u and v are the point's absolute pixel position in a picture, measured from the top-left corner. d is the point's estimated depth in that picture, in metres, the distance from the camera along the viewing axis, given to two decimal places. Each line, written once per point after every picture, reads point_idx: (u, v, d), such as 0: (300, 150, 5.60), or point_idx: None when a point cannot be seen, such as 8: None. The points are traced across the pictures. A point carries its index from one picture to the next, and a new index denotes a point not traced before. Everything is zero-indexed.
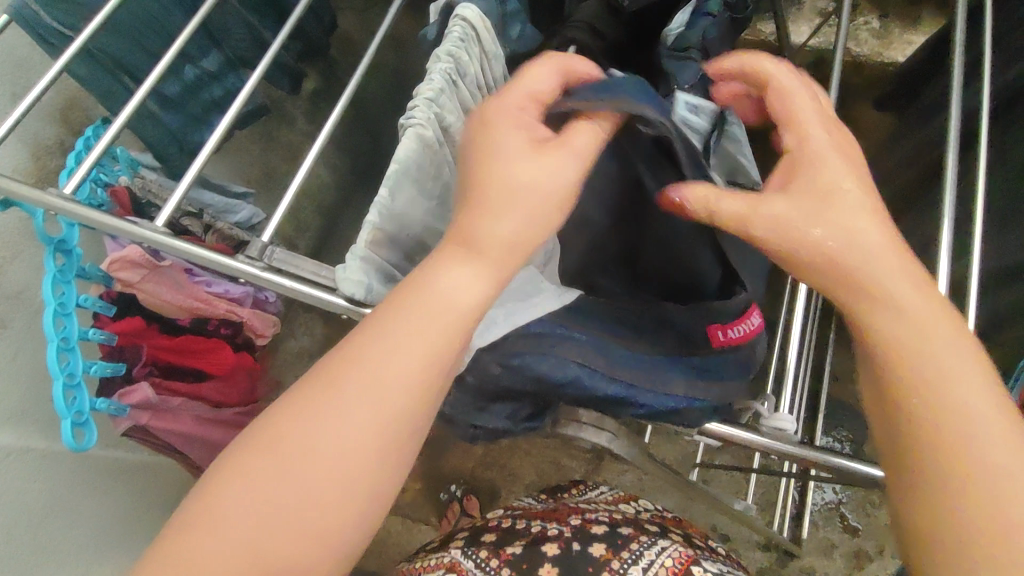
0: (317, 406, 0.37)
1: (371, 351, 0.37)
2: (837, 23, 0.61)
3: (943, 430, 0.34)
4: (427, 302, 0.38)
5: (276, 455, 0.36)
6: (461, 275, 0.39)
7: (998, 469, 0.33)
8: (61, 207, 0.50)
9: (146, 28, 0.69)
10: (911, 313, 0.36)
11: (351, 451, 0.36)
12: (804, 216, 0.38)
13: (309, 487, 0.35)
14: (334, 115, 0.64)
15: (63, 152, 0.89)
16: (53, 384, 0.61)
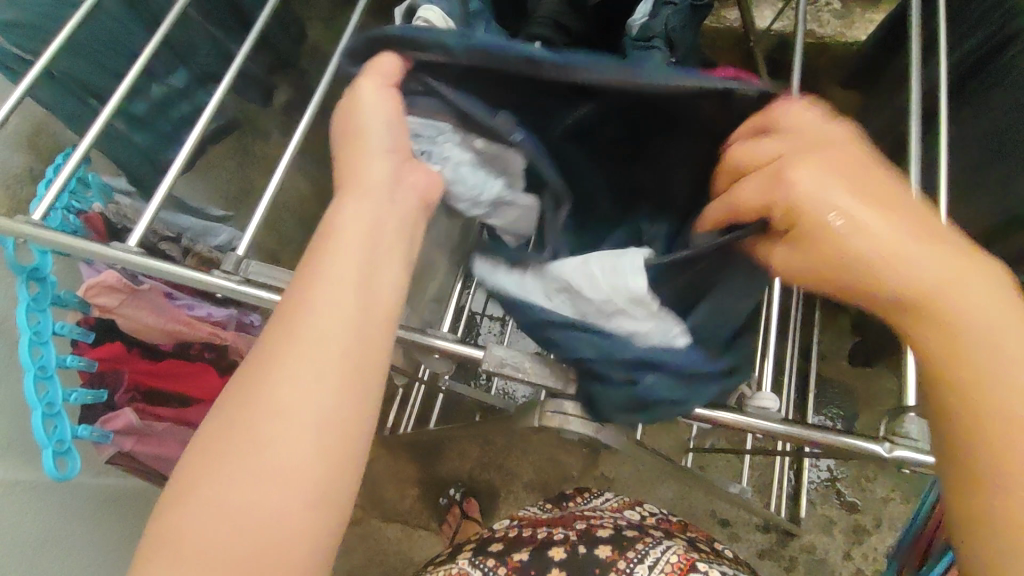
0: (257, 376, 0.40)
1: (292, 321, 0.41)
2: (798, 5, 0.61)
3: (960, 335, 0.37)
4: (342, 250, 0.43)
5: (237, 413, 0.39)
6: (353, 216, 0.44)
7: (985, 338, 0.37)
8: (30, 234, 0.50)
9: (107, 48, 0.68)
10: (910, 251, 0.37)
11: (291, 406, 0.39)
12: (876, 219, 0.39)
13: (262, 459, 0.38)
14: (304, 127, 0.65)
15: (33, 179, 0.87)
16: (32, 414, 0.60)
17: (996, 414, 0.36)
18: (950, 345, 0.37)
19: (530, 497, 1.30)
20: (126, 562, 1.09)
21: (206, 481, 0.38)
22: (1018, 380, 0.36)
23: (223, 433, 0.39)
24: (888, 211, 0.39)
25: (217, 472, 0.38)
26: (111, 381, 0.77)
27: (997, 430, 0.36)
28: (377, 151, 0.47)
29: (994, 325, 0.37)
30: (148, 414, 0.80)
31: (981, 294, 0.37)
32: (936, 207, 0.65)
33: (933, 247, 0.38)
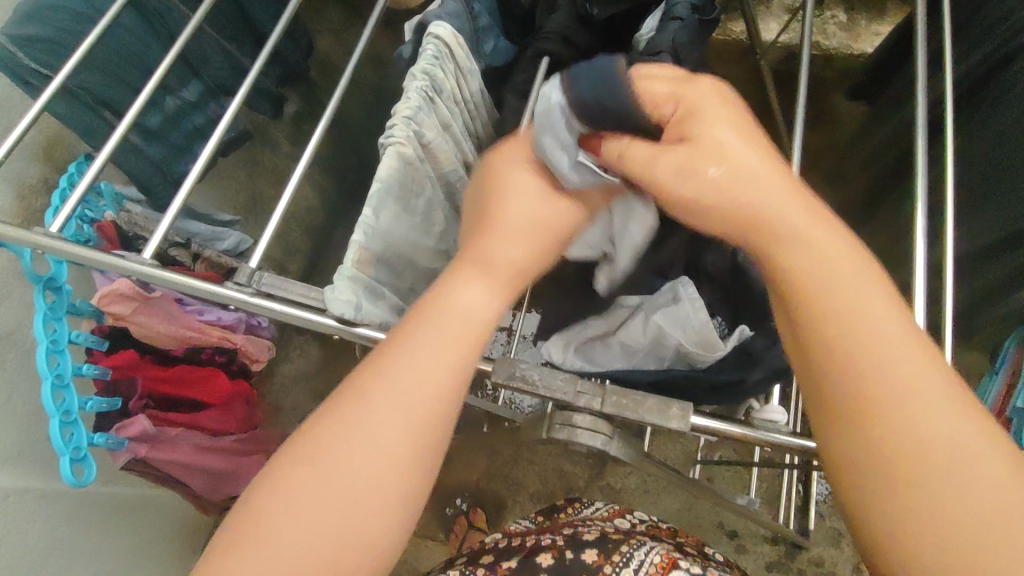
0: (363, 412, 0.39)
1: (398, 367, 0.40)
2: (804, 17, 0.61)
3: (892, 403, 0.34)
4: (450, 327, 0.42)
5: (343, 441, 0.38)
6: (475, 297, 0.43)
7: (917, 419, 0.34)
8: (47, 245, 0.51)
9: (123, 62, 0.69)
10: (849, 308, 0.37)
11: (388, 450, 0.39)
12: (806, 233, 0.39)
13: (345, 494, 0.37)
14: (316, 139, 0.65)
15: (48, 190, 0.89)
16: (49, 422, 0.61)
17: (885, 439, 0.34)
18: (874, 386, 0.35)
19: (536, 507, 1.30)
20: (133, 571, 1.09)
21: (294, 505, 0.37)
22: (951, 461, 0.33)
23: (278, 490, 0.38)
24: (850, 267, 0.38)
25: (303, 494, 0.37)
26: (124, 390, 0.77)
27: (889, 442, 0.34)
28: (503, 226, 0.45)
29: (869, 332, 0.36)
30: (162, 421, 0.80)
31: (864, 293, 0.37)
32: (945, 219, 0.65)
33: (881, 317, 0.36)
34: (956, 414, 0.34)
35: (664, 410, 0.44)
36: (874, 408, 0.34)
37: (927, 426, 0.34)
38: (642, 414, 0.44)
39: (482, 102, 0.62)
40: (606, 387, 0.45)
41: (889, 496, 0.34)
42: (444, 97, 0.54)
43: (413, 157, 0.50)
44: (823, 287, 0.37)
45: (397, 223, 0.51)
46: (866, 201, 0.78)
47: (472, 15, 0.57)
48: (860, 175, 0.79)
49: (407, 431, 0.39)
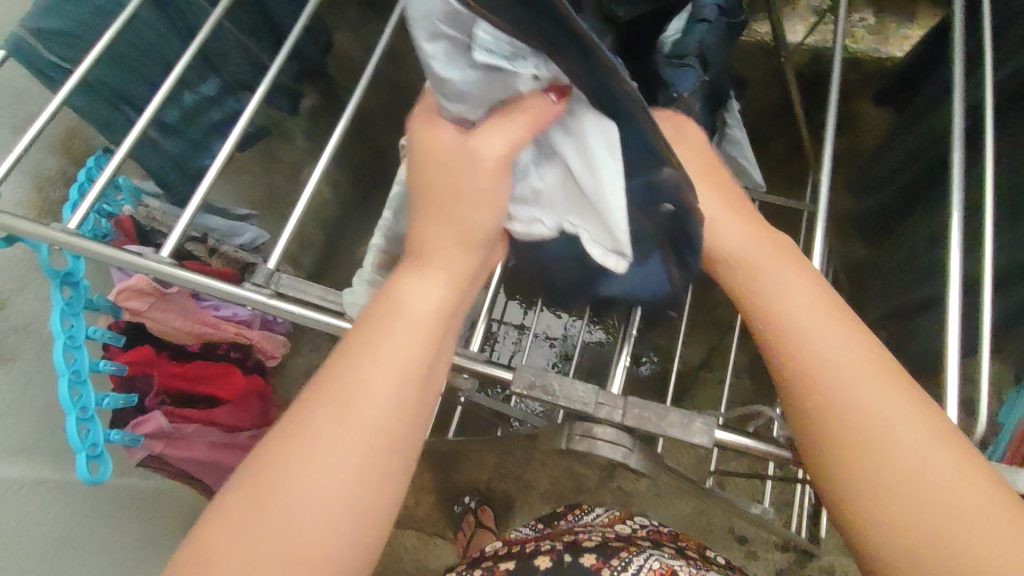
0: (331, 401, 0.39)
1: (365, 351, 0.40)
2: (836, 22, 0.59)
3: (879, 452, 0.39)
4: (413, 313, 0.42)
5: (310, 428, 0.38)
6: (421, 288, 0.42)
7: (908, 466, 0.38)
8: (65, 241, 0.50)
9: (143, 56, 0.69)
10: (843, 368, 0.42)
11: (357, 435, 0.38)
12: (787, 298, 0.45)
13: (310, 485, 0.36)
14: (335, 140, 0.65)
15: (65, 182, 0.89)
16: (66, 418, 0.60)
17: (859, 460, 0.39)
18: (864, 439, 0.40)
19: (545, 507, 1.30)
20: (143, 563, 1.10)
21: (261, 497, 0.36)
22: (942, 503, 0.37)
23: (247, 495, 0.37)
24: (840, 326, 0.43)
25: (276, 487, 0.36)
26: (140, 386, 0.76)
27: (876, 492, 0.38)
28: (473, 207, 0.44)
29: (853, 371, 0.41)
30: (177, 417, 0.80)
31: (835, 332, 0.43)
32: (979, 232, 0.63)
33: (873, 378, 0.41)
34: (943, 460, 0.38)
35: (686, 423, 0.43)
36: (864, 443, 0.39)
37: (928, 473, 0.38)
38: (667, 427, 0.43)
39: None
40: (628, 399, 0.45)
41: (895, 518, 0.37)
42: None
43: None
44: (799, 321, 0.44)
45: (416, 227, 0.51)
46: (895, 210, 0.76)
47: None
48: (888, 182, 0.77)
49: (377, 416, 0.38)
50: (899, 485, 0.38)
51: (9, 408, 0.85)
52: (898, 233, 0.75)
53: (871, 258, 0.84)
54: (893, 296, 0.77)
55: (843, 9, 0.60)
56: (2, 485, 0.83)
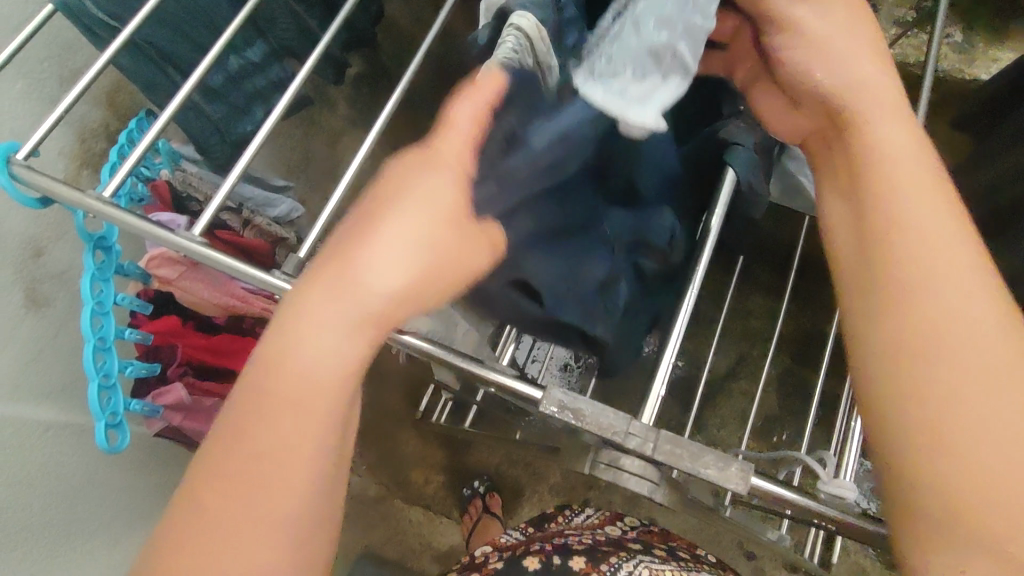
0: (275, 394, 0.37)
1: (281, 353, 0.37)
2: (929, 42, 0.55)
3: (975, 384, 0.36)
4: (322, 343, 0.37)
5: (249, 419, 0.37)
6: (334, 335, 0.37)
7: (995, 419, 0.35)
8: (98, 209, 0.49)
9: (192, 18, 0.68)
10: (965, 294, 0.38)
11: (297, 434, 0.36)
12: (919, 204, 0.40)
13: (253, 482, 0.36)
14: (385, 116, 0.62)
15: (108, 135, 0.89)
16: (88, 384, 0.60)
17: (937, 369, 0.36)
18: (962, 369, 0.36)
19: (554, 499, 1.29)
20: (156, 511, 1.13)
21: (207, 491, 0.36)
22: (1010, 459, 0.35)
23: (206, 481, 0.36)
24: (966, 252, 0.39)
25: (216, 484, 0.36)
26: (165, 355, 0.78)
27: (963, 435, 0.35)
28: (388, 229, 0.38)
29: (968, 285, 0.38)
30: (197, 389, 0.80)
31: (936, 213, 0.39)
32: None
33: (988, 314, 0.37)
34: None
35: (722, 467, 0.41)
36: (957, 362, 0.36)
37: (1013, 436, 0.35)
38: (698, 469, 0.41)
39: None
40: (659, 434, 0.42)
41: (963, 457, 0.35)
42: None
43: None
44: (926, 226, 0.39)
45: None
46: None
47: (559, 6, 0.54)
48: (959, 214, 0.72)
49: (307, 415, 0.37)
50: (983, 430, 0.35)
51: (38, 355, 0.86)
52: None
53: None
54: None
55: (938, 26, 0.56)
56: (26, 428, 0.85)
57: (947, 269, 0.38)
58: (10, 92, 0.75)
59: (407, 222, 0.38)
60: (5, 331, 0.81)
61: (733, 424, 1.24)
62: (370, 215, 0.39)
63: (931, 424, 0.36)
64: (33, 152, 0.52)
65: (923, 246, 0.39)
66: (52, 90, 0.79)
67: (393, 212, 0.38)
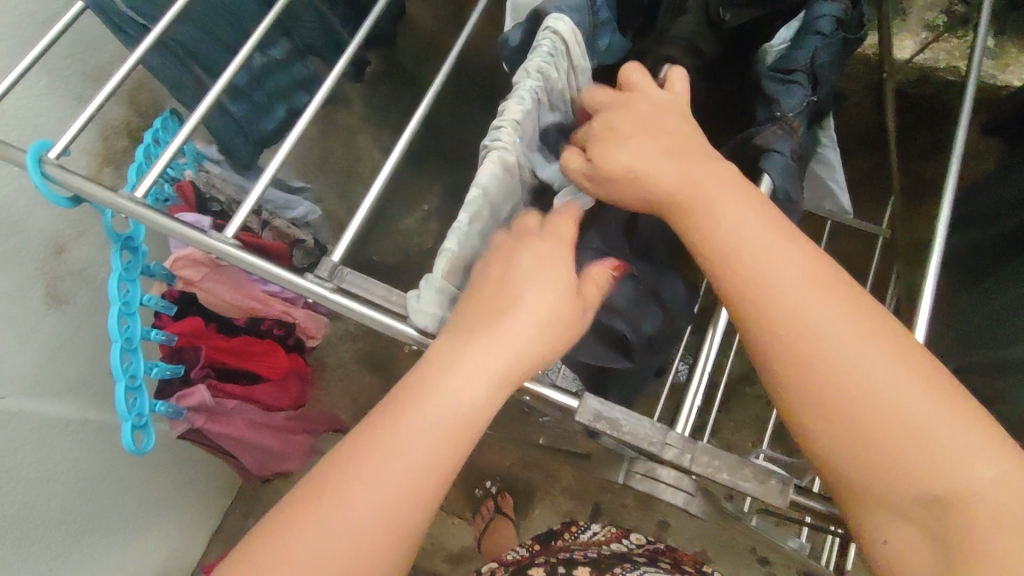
0: (400, 431, 0.39)
1: (425, 391, 0.40)
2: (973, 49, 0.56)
3: (848, 404, 0.35)
4: (459, 395, 0.40)
5: (378, 450, 0.38)
6: (470, 379, 0.40)
7: (885, 427, 0.34)
8: (131, 210, 0.49)
9: (219, 17, 0.67)
10: (807, 317, 0.37)
11: (420, 467, 0.38)
12: (748, 234, 0.40)
13: (371, 507, 0.37)
14: (409, 133, 0.63)
15: (130, 133, 0.89)
16: (115, 385, 0.60)
17: (835, 419, 0.36)
18: (838, 397, 0.36)
19: (566, 502, 1.29)
20: (170, 507, 1.13)
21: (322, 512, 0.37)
22: (921, 457, 0.34)
23: (315, 504, 0.38)
24: (800, 265, 0.39)
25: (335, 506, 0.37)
26: (188, 357, 0.77)
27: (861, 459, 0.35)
28: (529, 301, 0.41)
29: (808, 310, 0.37)
30: (219, 392, 0.81)
31: (762, 242, 0.40)
32: None
33: (840, 318, 0.37)
34: (933, 413, 0.34)
35: (762, 482, 0.40)
36: (830, 393, 0.36)
37: (917, 425, 0.34)
38: (737, 482, 0.40)
39: None
40: (696, 446, 0.42)
41: (869, 476, 0.35)
42: (553, 98, 0.50)
43: (515, 165, 0.47)
44: (760, 258, 0.39)
45: (488, 234, 0.48)
46: (991, 252, 0.69)
47: (593, 9, 0.53)
48: (990, 224, 0.70)
49: (427, 451, 0.39)
50: (884, 442, 0.34)
51: (59, 351, 0.87)
52: (987, 282, 0.69)
53: (950, 300, 0.77)
54: (970, 355, 0.70)
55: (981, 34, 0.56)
56: (45, 423, 0.85)
57: (787, 304, 0.38)
58: (35, 88, 0.75)
59: (545, 291, 0.41)
60: (26, 327, 0.81)
61: (748, 430, 1.23)
62: (491, 290, 0.42)
63: (846, 455, 0.35)
64: (64, 151, 0.52)
65: (757, 283, 0.39)
66: (77, 87, 0.79)
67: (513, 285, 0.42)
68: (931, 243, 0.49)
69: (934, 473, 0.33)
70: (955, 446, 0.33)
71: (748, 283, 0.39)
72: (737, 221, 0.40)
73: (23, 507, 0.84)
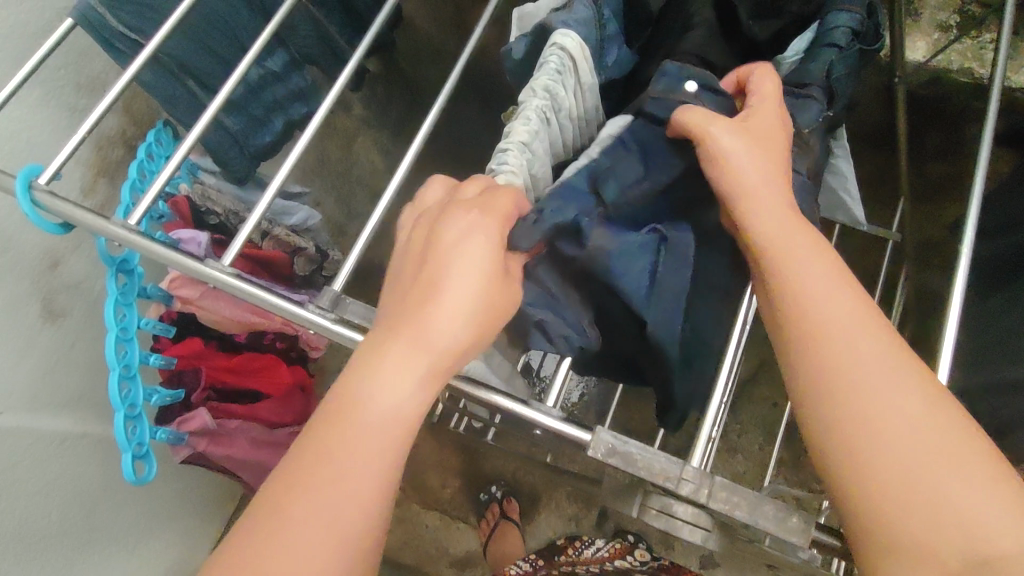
0: (329, 442, 0.36)
1: (349, 399, 0.37)
2: (993, 72, 0.55)
3: (890, 450, 0.35)
4: (388, 402, 0.37)
5: (310, 468, 0.36)
6: (393, 385, 0.37)
7: (926, 476, 0.34)
8: (127, 237, 0.48)
9: (213, 30, 0.66)
10: (865, 362, 0.37)
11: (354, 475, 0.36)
12: (817, 279, 0.40)
13: (311, 532, 0.35)
14: (415, 145, 0.61)
15: (125, 143, 0.87)
16: (114, 415, 0.60)
17: (874, 448, 0.35)
18: (883, 439, 0.35)
19: (571, 506, 1.28)
20: (171, 517, 1.12)
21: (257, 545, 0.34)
22: (958, 516, 0.33)
23: (247, 534, 0.35)
24: (862, 313, 0.39)
25: (266, 536, 0.35)
26: (189, 381, 0.77)
27: (896, 504, 0.34)
28: (454, 289, 0.38)
29: (867, 350, 0.37)
30: (220, 413, 0.80)
31: (827, 284, 0.39)
32: None
33: (894, 369, 0.37)
34: (974, 474, 0.34)
35: (783, 519, 0.39)
36: (882, 436, 0.35)
37: (952, 485, 0.33)
38: (757, 520, 0.39)
39: (596, 119, 0.56)
40: (713, 480, 0.40)
41: (904, 524, 0.34)
42: (561, 116, 0.49)
43: (523, 188, 0.45)
44: (819, 298, 0.39)
45: None
46: (1007, 263, 0.67)
47: (601, 21, 0.51)
48: (1001, 235, 0.69)
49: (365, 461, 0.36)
50: (924, 492, 0.34)
51: (56, 367, 0.85)
52: (1003, 293, 0.67)
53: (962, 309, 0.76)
54: (984, 367, 0.68)
55: (1001, 57, 0.55)
56: (43, 440, 0.84)
57: (846, 347, 0.37)
58: (27, 102, 0.73)
59: (470, 285, 0.38)
60: (21, 344, 0.80)
61: (754, 432, 1.22)
62: (418, 284, 0.39)
63: (890, 505, 0.34)
64: (54, 175, 0.50)
65: (822, 321, 0.38)
66: (70, 99, 0.77)
67: (440, 276, 0.38)
68: (954, 265, 0.47)
69: (967, 532, 0.33)
70: (992, 506, 0.33)
71: (815, 324, 0.38)
72: (805, 268, 0.40)
73: (22, 524, 0.83)
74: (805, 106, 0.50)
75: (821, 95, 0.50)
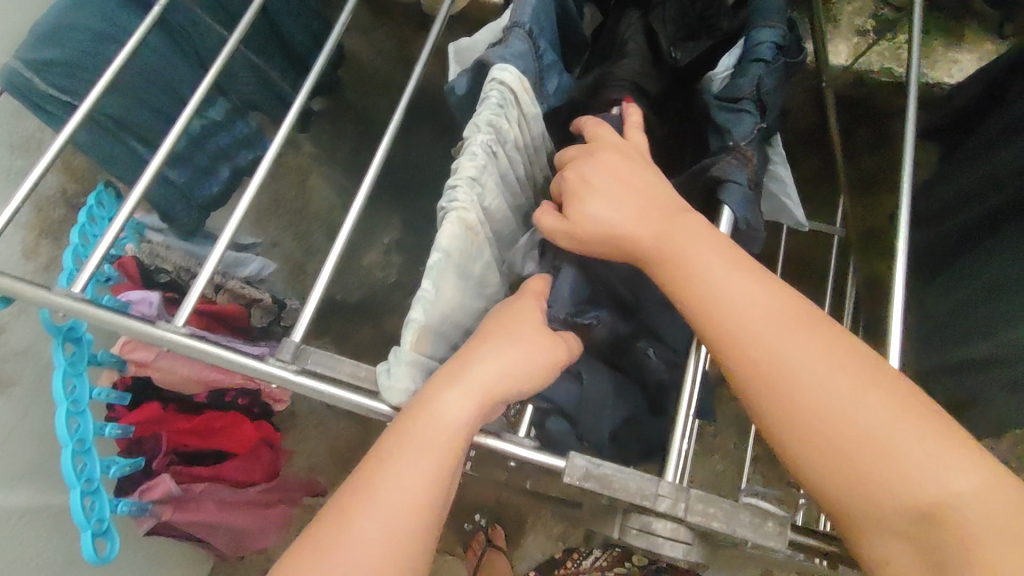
0: (341, 529, 0.38)
1: (372, 473, 0.39)
2: (908, 76, 0.58)
3: (833, 432, 0.37)
4: (407, 476, 0.39)
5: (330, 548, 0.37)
6: (414, 463, 0.39)
7: (874, 446, 0.36)
8: (71, 306, 0.46)
9: (151, 86, 0.65)
10: (787, 350, 0.39)
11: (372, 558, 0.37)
12: (729, 283, 0.42)
13: None
14: (367, 179, 0.61)
15: (67, 202, 0.85)
16: (70, 493, 0.57)
17: (816, 433, 0.37)
18: (822, 423, 0.37)
19: (557, 526, 1.27)
20: None
21: None
22: (916, 478, 0.35)
23: None
24: (777, 302, 0.41)
25: None
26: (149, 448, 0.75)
27: (860, 484, 0.36)
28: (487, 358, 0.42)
29: (779, 336, 0.40)
30: (184, 477, 0.77)
31: (740, 286, 0.42)
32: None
33: (816, 348, 0.39)
34: (915, 433, 0.36)
35: (759, 525, 0.40)
36: (814, 426, 0.37)
37: (905, 449, 0.35)
38: (735, 528, 0.40)
39: (542, 145, 0.57)
40: (689, 493, 0.41)
41: (866, 500, 0.35)
42: (506, 148, 0.50)
43: (475, 223, 0.46)
44: (734, 297, 0.42)
45: (453, 297, 0.46)
46: (943, 251, 0.71)
47: (538, 53, 0.52)
48: (930, 224, 0.73)
49: (381, 541, 0.37)
50: (880, 467, 0.35)
51: (8, 441, 0.81)
52: (942, 279, 0.70)
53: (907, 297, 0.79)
54: (933, 351, 0.71)
55: (913, 62, 0.59)
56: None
57: (768, 340, 0.40)
58: None
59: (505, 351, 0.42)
60: None
61: (728, 431, 1.24)
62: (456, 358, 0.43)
63: (848, 487, 0.36)
64: None
65: (737, 319, 0.41)
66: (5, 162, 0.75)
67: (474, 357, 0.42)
68: (892, 257, 0.49)
69: (928, 492, 0.34)
70: (940, 457, 0.35)
71: (733, 325, 0.41)
72: (715, 269, 0.43)
73: None
74: (740, 119, 0.52)
75: (753, 108, 0.52)
